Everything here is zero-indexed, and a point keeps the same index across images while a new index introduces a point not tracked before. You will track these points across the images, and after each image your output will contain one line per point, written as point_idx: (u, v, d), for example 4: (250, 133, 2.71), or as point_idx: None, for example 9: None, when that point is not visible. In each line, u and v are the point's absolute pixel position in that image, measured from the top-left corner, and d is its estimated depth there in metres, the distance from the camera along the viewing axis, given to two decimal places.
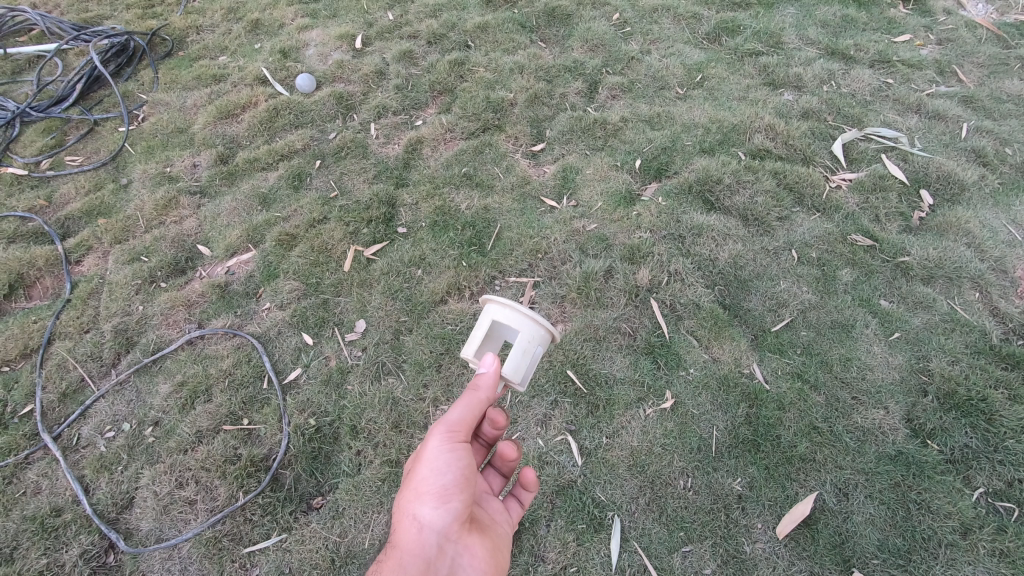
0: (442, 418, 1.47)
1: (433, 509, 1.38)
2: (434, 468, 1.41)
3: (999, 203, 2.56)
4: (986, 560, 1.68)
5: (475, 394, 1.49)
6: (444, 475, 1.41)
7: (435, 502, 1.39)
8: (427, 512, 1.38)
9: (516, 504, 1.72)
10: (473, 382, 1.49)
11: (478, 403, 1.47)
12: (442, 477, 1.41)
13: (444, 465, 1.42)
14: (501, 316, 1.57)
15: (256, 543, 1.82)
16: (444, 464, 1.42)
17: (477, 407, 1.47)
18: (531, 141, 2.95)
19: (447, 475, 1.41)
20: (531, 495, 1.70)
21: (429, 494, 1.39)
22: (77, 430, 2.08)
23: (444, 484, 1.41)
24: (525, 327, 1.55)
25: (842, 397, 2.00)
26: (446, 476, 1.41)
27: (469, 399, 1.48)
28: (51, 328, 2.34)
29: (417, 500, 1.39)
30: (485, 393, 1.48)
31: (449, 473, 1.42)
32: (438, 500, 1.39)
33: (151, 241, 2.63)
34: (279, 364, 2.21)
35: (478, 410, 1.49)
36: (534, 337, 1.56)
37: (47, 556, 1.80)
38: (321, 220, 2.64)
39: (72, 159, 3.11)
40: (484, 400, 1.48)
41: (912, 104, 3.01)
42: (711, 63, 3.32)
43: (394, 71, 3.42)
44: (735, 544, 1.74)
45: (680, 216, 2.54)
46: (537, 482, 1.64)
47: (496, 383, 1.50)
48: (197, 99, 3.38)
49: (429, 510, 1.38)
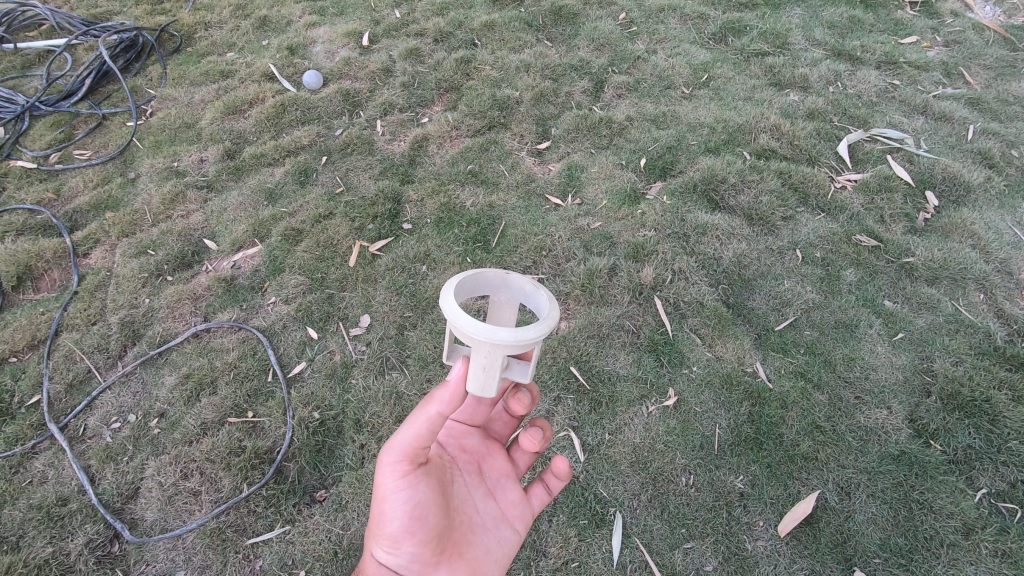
0: (387, 450, 1.29)
1: (388, 552, 1.31)
2: (382, 512, 1.29)
3: (1004, 205, 2.56)
4: (988, 560, 1.68)
5: (426, 409, 1.26)
6: (392, 521, 1.28)
7: (387, 547, 1.31)
8: (382, 555, 1.32)
9: (542, 492, 1.58)
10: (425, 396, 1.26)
11: (423, 419, 1.25)
12: (390, 523, 1.29)
13: (392, 510, 1.28)
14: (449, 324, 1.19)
15: (259, 535, 1.83)
16: (391, 508, 1.28)
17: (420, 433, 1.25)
18: (537, 139, 2.95)
19: (394, 521, 1.28)
20: (561, 482, 1.56)
21: (381, 539, 1.30)
22: (83, 421, 2.10)
23: (393, 531, 1.29)
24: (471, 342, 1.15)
25: (845, 396, 2.00)
26: (394, 521, 1.28)
27: (410, 424, 1.26)
28: (59, 320, 2.36)
29: (373, 541, 1.33)
30: (437, 405, 1.24)
31: (397, 517, 1.28)
32: (391, 544, 1.30)
33: (158, 235, 2.65)
34: (284, 358, 2.22)
35: (427, 437, 1.27)
36: (490, 352, 1.17)
37: (53, 545, 1.81)
38: (327, 216, 2.66)
39: (81, 153, 3.13)
40: (435, 418, 1.25)
41: (918, 106, 3.01)
42: (717, 63, 3.32)
43: (400, 69, 3.43)
44: (736, 542, 1.75)
45: (684, 215, 2.55)
46: (569, 473, 1.53)
47: (459, 400, 1.25)
48: (205, 95, 3.40)
49: (383, 553, 1.31)
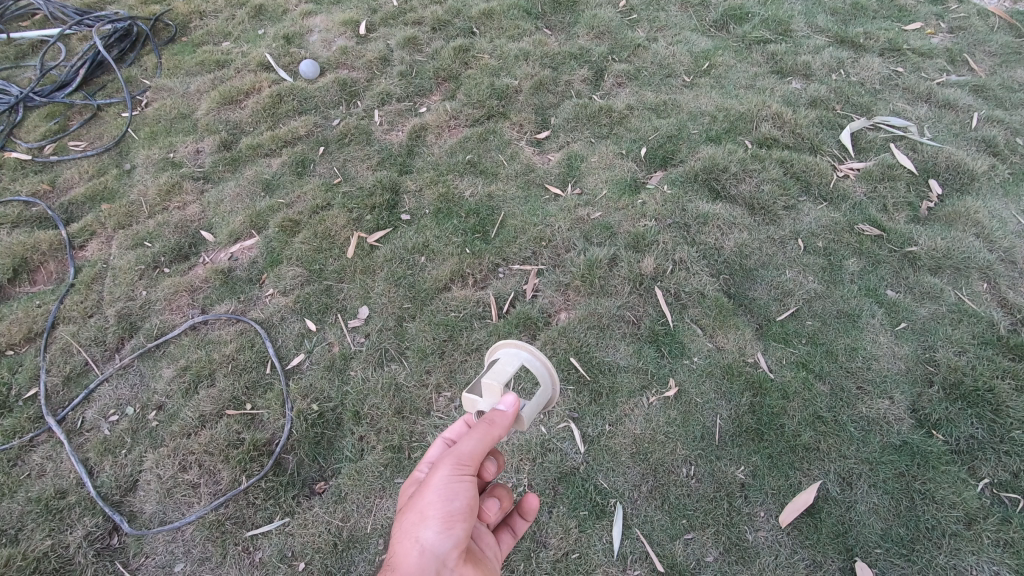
0: (456, 447, 1.30)
1: (437, 533, 1.18)
2: (441, 493, 1.23)
3: (1009, 193, 2.53)
4: (990, 550, 1.67)
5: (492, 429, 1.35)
6: (454, 500, 1.23)
7: (440, 526, 1.19)
8: (430, 537, 1.17)
9: (508, 535, 1.57)
10: (488, 416, 1.34)
11: (495, 432, 1.33)
12: (449, 502, 1.22)
13: (455, 490, 1.24)
14: (531, 364, 1.52)
15: (259, 527, 1.83)
16: (453, 490, 1.24)
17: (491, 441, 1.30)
18: (536, 128, 2.92)
19: (455, 500, 1.23)
20: (527, 522, 1.55)
21: (434, 518, 1.20)
22: (81, 414, 2.09)
23: (451, 510, 1.22)
24: (549, 381, 1.54)
25: (847, 386, 1.99)
26: (454, 502, 1.22)
27: (484, 431, 1.32)
28: (55, 312, 2.35)
29: (419, 523, 1.19)
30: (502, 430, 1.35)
31: (458, 498, 1.23)
32: (443, 524, 1.19)
33: (155, 227, 2.63)
34: (282, 349, 2.21)
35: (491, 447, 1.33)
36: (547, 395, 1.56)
37: (52, 537, 1.80)
38: (325, 206, 2.64)
39: (76, 144, 3.11)
40: (502, 435, 1.34)
41: (922, 93, 2.98)
42: (719, 51, 3.28)
43: (398, 58, 3.40)
44: (737, 532, 1.74)
45: (685, 204, 2.52)
46: (538, 509, 1.51)
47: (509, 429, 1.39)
48: (201, 85, 3.36)
49: (432, 534, 1.18)
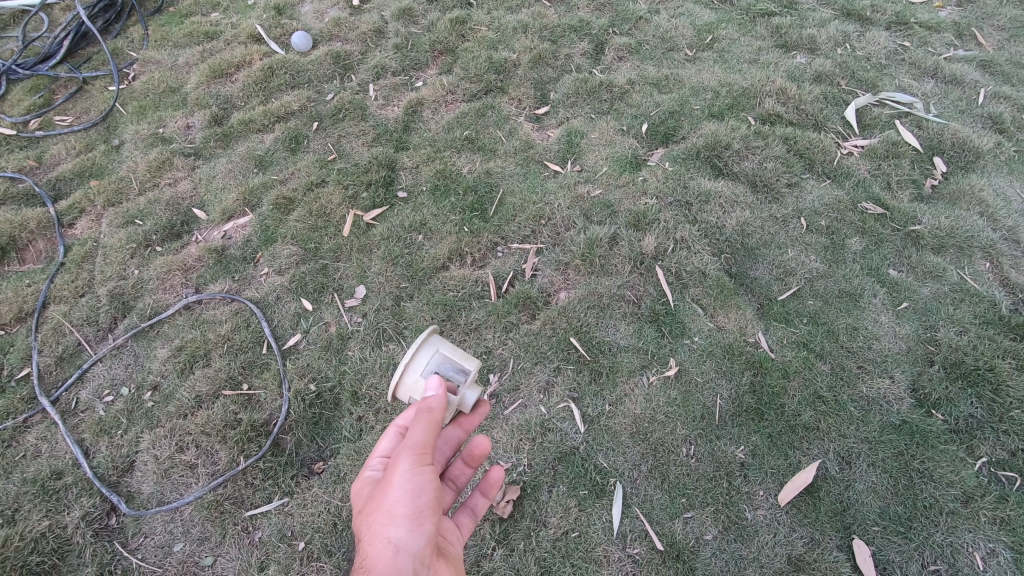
0: (407, 441, 1.35)
1: (408, 530, 1.24)
2: (406, 490, 1.28)
3: (1013, 171, 2.50)
4: (986, 527, 1.68)
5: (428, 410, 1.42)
6: (420, 496, 1.29)
7: (409, 523, 1.25)
8: (401, 535, 1.23)
9: (468, 518, 1.62)
10: (423, 404, 1.41)
11: (437, 419, 1.41)
12: (416, 498, 1.28)
13: (419, 486, 1.30)
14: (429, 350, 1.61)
15: (258, 507, 1.82)
16: (418, 485, 1.30)
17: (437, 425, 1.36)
18: (535, 104, 2.86)
19: (422, 496, 1.29)
20: (486, 500, 1.64)
21: (403, 515, 1.25)
22: (75, 394, 2.06)
23: (419, 505, 1.28)
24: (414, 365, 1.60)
25: (848, 365, 1.98)
26: (421, 497, 1.29)
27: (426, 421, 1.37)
28: (46, 292, 2.30)
29: (388, 522, 1.24)
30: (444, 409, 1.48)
31: (424, 495, 1.30)
32: (412, 521, 1.26)
33: (145, 204, 2.57)
34: (278, 329, 2.18)
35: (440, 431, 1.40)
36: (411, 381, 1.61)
37: (49, 518, 1.79)
38: (319, 183, 2.59)
39: (62, 119, 3.02)
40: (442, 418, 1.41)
41: (929, 68, 2.92)
42: (722, 24, 3.21)
43: (393, 29, 3.31)
44: (736, 511, 1.74)
45: (687, 182, 2.48)
46: (502, 482, 1.65)
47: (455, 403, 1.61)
48: (189, 58, 3.26)
49: (403, 532, 1.23)
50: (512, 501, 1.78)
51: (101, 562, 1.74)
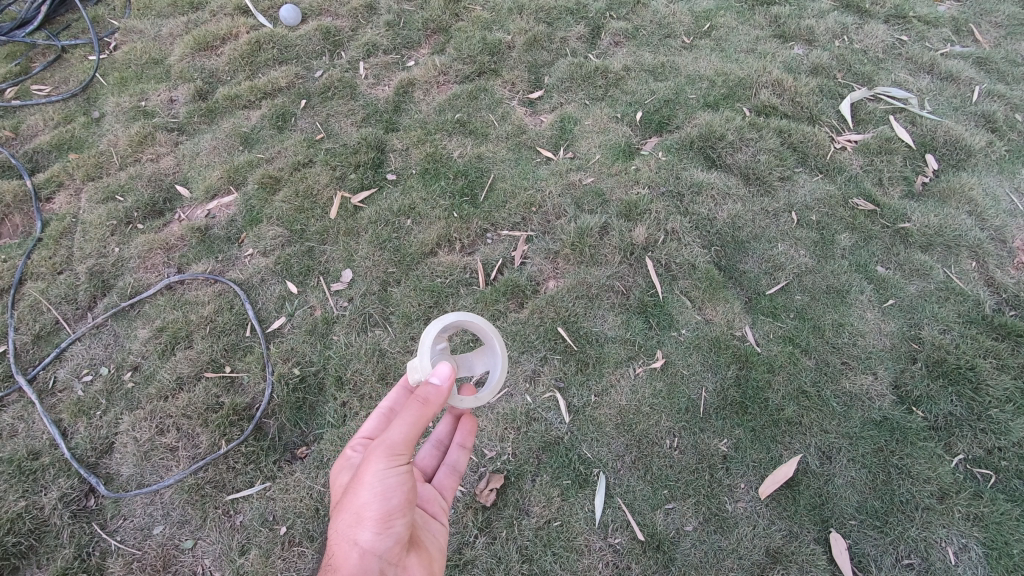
0: (383, 436, 1.27)
1: (375, 533, 1.23)
2: (377, 492, 1.24)
3: (1004, 171, 2.50)
4: (960, 522, 1.71)
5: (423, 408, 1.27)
6: (391, 497, 1.25)
7: (377, 526, 1.23)
8: (368, 537, 1.22)
9: (450, 476, 1.64)
10: (420, 394, 1.26)
11: (426, 412, 1.28)
12: (386, 501, 1.25)
13: (392, 487, 1.25)
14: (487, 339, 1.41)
15: (239, 491, 1.80)
16: (390, 486, 1.25)
17: (423, 424, 1.26)
18: (529, 88, 2.81)
19: (392, 498, 1.25)
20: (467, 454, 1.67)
21: (371, 518, 1.23)
22: (52, 372, 2.02)
23: (389, 508, 1.25)
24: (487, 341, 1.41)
25: (832, 361, 1.99)
26: (392, 499, 1.25)
27: (416, 414, 1.26)
28: (22, 268, 2.25)
29: (356, 525, 1.22)
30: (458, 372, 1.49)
31: (395, 495, 1.26)
32: (380, 523, 1.24)
33: (126, 180, 2.51)
34: (262, 312, 2.14)
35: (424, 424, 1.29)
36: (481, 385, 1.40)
37: (26, 499, 1.77)
38: (306, 163, 2.53)
39: (39, 88, 2.93)
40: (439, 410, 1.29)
41: (925, 63, 2.91)
42: (720, 11, 3.16)
43: (386, 6, 3.23)
44: (717, 503, 1.76)
45: (680, 172, 2.46)
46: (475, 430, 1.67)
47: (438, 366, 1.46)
48: (173, 28, 3.16)
49: (370, 535, 1.22)
50: (495, 490, 1.78)
51: (79, 544, 1.72)
